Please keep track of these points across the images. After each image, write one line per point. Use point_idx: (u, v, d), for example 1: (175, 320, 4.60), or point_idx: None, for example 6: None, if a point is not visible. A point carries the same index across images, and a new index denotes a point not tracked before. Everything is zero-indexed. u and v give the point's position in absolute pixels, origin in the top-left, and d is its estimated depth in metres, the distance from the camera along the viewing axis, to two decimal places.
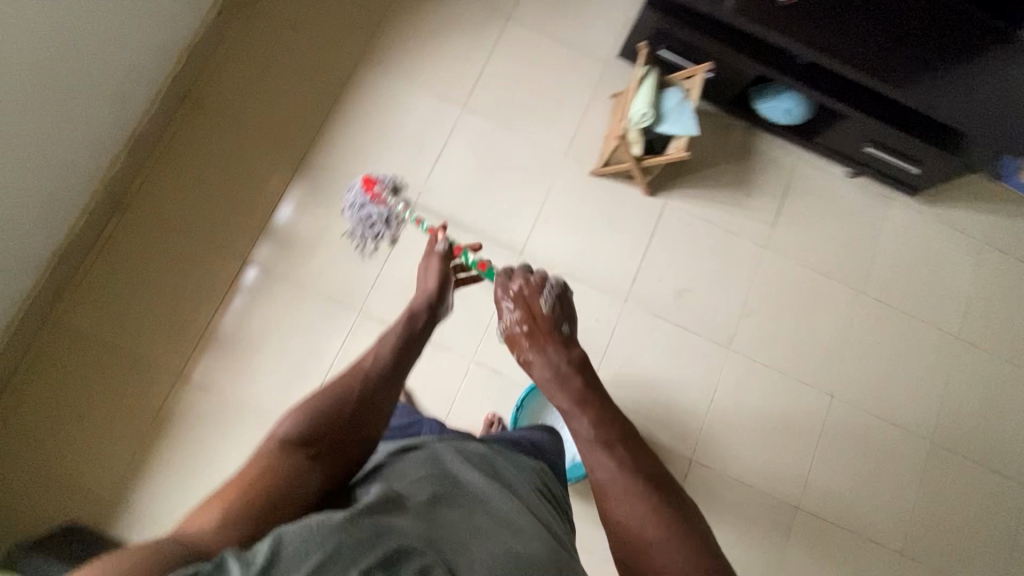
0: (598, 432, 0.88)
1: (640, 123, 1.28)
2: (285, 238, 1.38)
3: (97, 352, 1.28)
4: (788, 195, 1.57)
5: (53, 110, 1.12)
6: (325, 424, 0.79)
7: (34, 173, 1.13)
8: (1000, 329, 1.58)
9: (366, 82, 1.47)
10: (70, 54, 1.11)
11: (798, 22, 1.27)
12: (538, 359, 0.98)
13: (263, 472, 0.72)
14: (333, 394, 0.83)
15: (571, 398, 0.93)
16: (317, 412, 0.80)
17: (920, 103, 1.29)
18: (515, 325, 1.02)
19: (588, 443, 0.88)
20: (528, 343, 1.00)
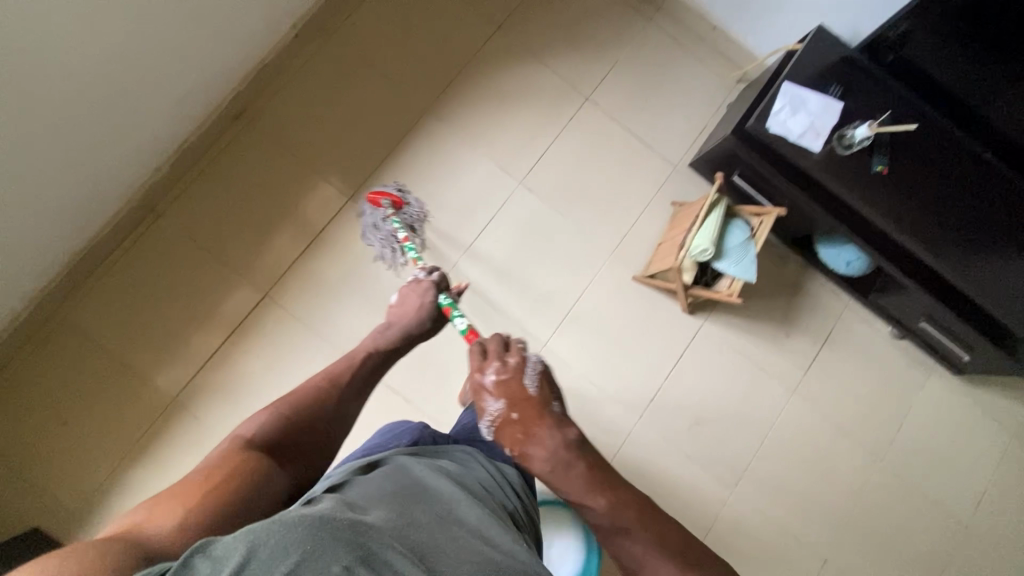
0: (620, 524, 0.69)
1: (698, 256, 1.22)
2: (311, 279, 1.34)
3: (95, 356, 1.24)
4: (827, 342, 1.51)
5: (100, 112, 1.08)
6: (302, 424, 0.82)
7: (69, 172, 1.09)
8: (1013, 530, 1.50)
9: (426, 133, 1.43)
10: (130, 61, 1.07)
11: (887, 191, 1.17)
12: (539, 457, 0.72)
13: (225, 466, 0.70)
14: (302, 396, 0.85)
15: (583, 488, 0.70)
16: (290, 412, 0.82)
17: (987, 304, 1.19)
18: (501, 429, 0.76)
19: (625, 538, 0.68)
20: (520, 434, 0.74)
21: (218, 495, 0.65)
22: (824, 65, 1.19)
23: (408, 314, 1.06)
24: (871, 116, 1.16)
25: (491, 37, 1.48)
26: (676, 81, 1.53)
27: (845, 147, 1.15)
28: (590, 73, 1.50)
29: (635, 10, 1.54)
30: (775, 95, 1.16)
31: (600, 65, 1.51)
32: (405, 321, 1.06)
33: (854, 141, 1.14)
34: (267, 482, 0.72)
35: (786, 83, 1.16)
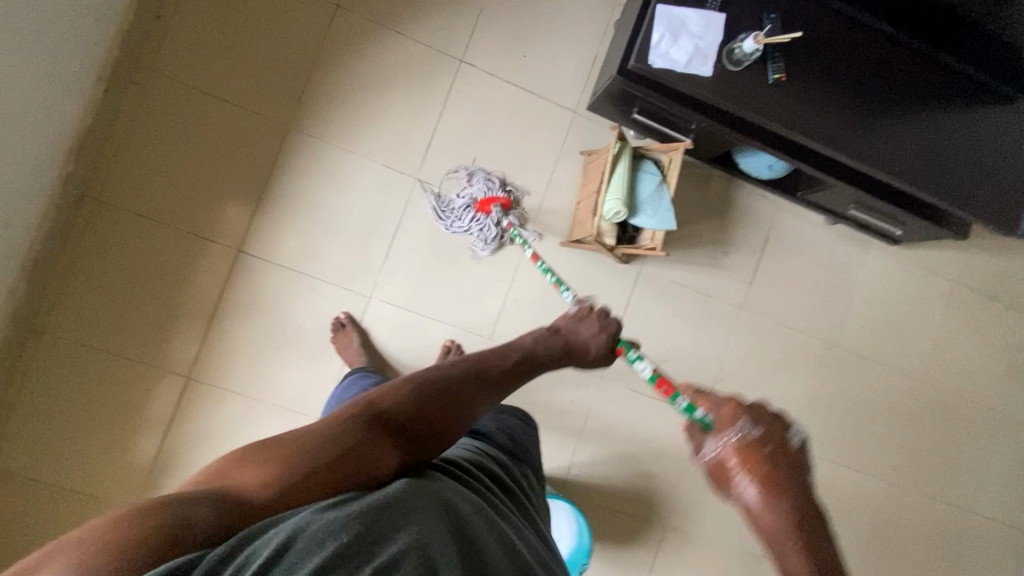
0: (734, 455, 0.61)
1: (613, 219, 1.16)
2: (230, 347, 1.26)
3: (40, 491, 1.19)
4: (766, 249, 1.49)
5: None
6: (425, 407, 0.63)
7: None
8: (961, 370, 1.60)
9: (298, 151, 1.28)
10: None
11: (788, 97, 1.09)
12: (745, 486, 0.58)
13: (329, 437, 0.56)
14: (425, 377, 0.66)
15: (733, 452, 0.61)
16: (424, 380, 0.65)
17: (902, 184, 1.13)
18: (710, 456, 0.64)
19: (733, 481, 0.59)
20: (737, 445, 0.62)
21: (312, 458, 0.54)
22: None
23: (588, 344, 0.93)
24: (757, 21, 1.06)
25: (334, 20, 1.29)
26: (552, 12, 1.37)
27: (736, 63, 1.05)
28: (456, 30, 1.34)
29: None
30: (652, 24, 1.03)
31: (464, 18, 1.34)
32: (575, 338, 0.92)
33: (744, 56, 1.03)
34: (374, 461, 0.56)
35: (660, 6, 1.04)
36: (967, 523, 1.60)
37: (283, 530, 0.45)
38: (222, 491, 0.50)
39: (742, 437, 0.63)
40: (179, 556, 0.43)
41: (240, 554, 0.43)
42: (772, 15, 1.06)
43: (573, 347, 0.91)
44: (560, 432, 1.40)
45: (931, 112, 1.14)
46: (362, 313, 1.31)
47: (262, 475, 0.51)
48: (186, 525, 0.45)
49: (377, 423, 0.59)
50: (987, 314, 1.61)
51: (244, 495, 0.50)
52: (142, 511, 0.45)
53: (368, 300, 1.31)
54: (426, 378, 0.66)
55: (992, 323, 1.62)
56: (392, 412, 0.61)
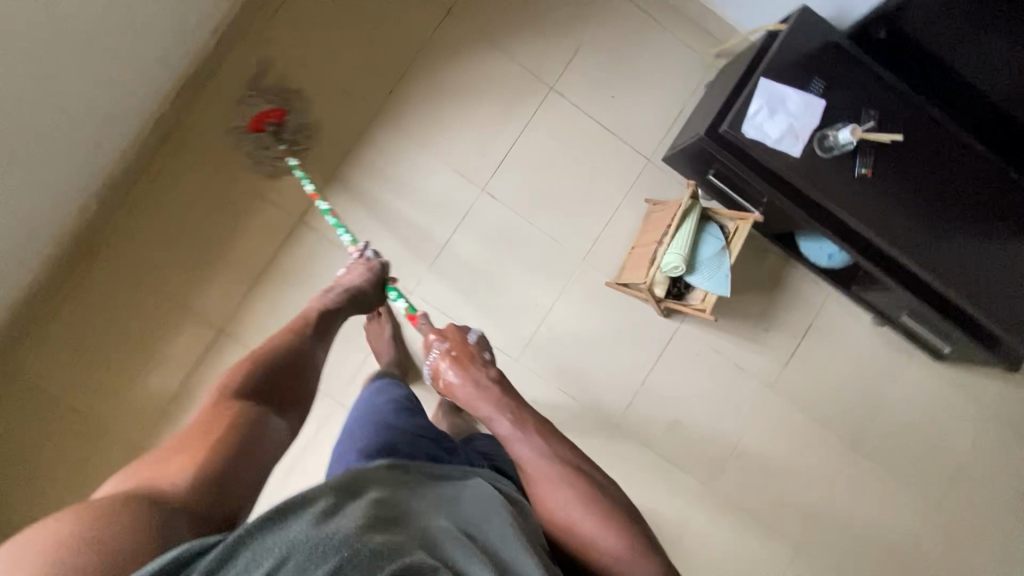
0: (517, 427, 0.84)
1: (670, 272, 1.16)
2: (266, 309, 1.28)
3: (53, 408, 1.21)
4: (807, 335, 1.47)
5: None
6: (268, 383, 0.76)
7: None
8: (982, 502, 1.54)
9: (376, 138, 1.31)
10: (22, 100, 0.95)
11: (870, 195, 1.09)
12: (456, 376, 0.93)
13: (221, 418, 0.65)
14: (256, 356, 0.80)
15: (511, 427, 0.85)
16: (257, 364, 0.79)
17: (965, 305, 1.12)
18: (450, 375, 0.93)
19: (520, 449, 0.82)
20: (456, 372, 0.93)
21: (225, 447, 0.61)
22: (807, 54, 1.07)
23: (350, 283, 1.06)
24: (854, 114, 1.07)
25: (440, 24, 1.33)
26: (647, 60, 1.40)
27: (827, 150, 1.05)
28: (551, 58, 1.37)
29: None
30: (752, 94, 1.05)
31: (562, 49, 1.38)
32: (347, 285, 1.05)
33: (836, 145, 1.04)
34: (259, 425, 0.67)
35: (764, 80, 1.05)
36: None
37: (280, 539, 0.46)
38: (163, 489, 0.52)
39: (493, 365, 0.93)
40: (174, 549, 0.45)
41: (244, 552, 0.45)
42: (870, 114, 1.07)
43: (349, 293, 1.03)
44: None
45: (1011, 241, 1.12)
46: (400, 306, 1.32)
47: (184, 463, 0.56)
48: (135, 513, 0.48)
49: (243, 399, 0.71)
50: (1021, 451, 1.56)
51: (167, 483, 0.53)
52: (88, 510, 0.46)
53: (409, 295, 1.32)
54: (267, 356, 0.81)
55: (1023, 462, 1.56)
56: (241, 390, 0.73)
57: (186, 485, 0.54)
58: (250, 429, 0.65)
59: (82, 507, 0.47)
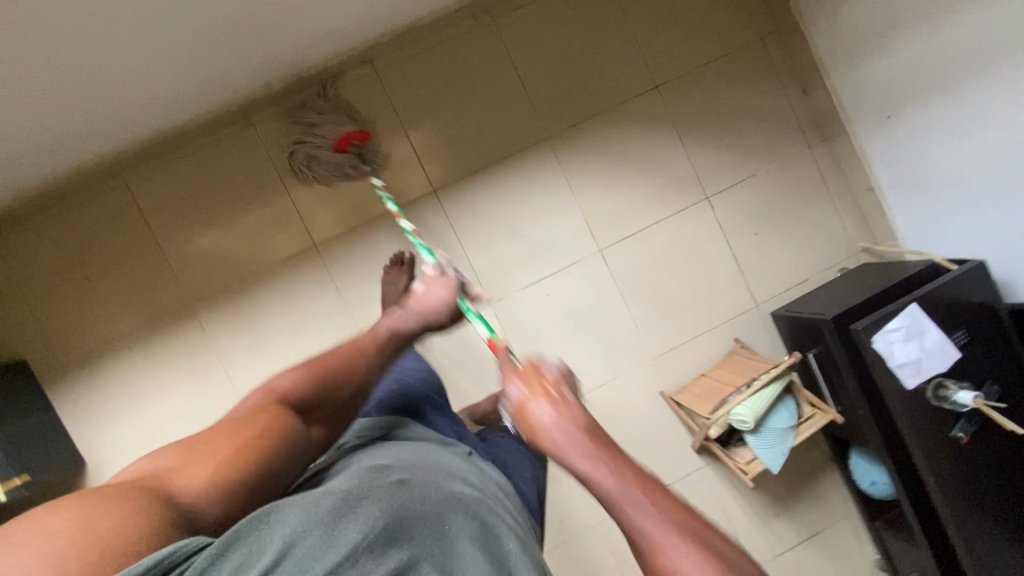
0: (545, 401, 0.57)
1: (735, 421, 1.16)
2: (361, 247, 1.30)
3: (138, 231, 1.26)
4: (811, 539, 1.44)
5: (239, 30, 1.03)
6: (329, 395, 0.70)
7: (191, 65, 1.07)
8: None
9: (535, 160, 1.35)
10: None
11: (957, 461, 1.07)
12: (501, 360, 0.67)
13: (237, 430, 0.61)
14: (309, 371, 0.70)
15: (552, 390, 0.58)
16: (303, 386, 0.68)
17: None
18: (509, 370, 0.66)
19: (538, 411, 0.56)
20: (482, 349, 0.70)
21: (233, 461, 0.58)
22: (961, 304, 1.08)
23: (432, 310, 0.88)
24: (980, 381, 1.06)
25: (643, 93, 1.38)
26: (803, 221, 1.42)
27: (938, 398, 1.05)
28: (722, 173, 1.40)
29: (799, 130, 1.41)
30: (896, 313, 1.06)
31: (735, 172, 1.40)
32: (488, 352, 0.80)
33: (950, 399, 1.04)
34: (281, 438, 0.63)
35: (915, 306, 1.06)
36: None
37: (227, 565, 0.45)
38: (176, 500, 0.53)
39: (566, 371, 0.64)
40: (170, 546, 0.46)
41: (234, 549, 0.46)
42: (992, 386, 1.06)
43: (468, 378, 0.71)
44: None
45: None
46: (473, 310, 1.34)
47: (203, 469, 0.56)
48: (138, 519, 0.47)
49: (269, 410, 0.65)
50: None
51: (181, 492, 0.54)
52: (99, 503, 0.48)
53: (487, 305, 1.34)
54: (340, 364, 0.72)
55: None
56: (281, 397, 0.67)
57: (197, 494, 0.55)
58: (270, 445, 0.62)
59: (92, 499, 0.48)
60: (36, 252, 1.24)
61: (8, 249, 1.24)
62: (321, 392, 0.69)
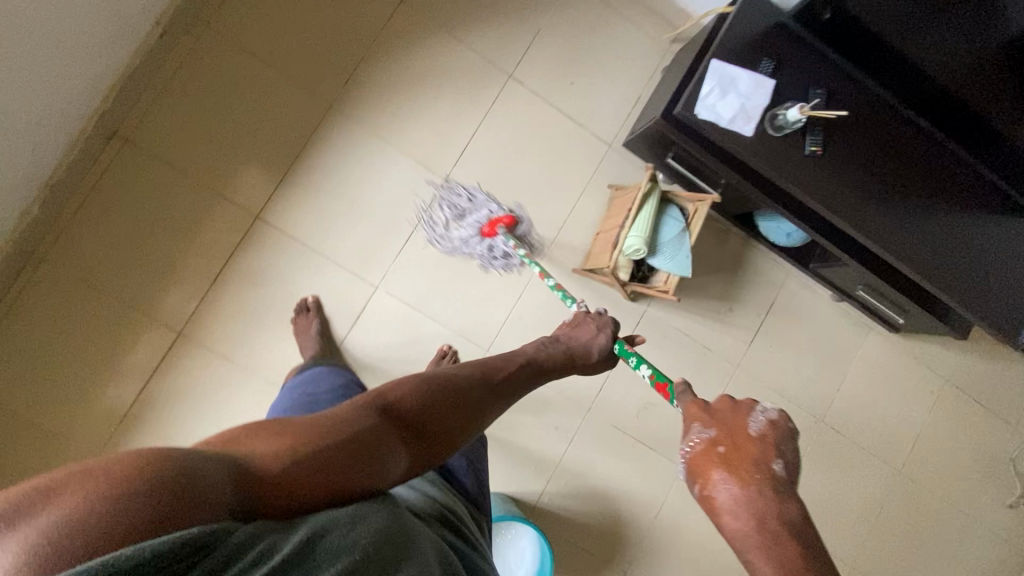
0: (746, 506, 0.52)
1: (632, 255, 1.17)
2: (229, 309, 1.24)
3: (2, 423, 1.16)
4: (770, 313, 1.51)
5: None
6: (450, 389, 0.70)
7: None
8: (936, 465, 1.63)
9: (333, 132, 1.29)
10: None
11: (825, 172, 1.12)
12: (726, 489, 0.54)
13: (342, 427, 0.56)
14: (426, 378, 0.69)
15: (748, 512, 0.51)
16: (443, 377, 0.71)
17: (915, 274, 1.16)
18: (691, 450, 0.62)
19: (722, 499, 0.54)
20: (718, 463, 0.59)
21: (322, 442, 0.53)
22: (757, 36, 1.11)
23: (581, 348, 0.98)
24: (802, 95, 1.11)
25: (393, 15, 1.32)
26: (605, 45, 1.40)
27: (778, 129, 1.09)
28: (509, 45, 1.37)
29: None
30: (703, 76, 1.08)
31: (520, 37, 1.37)
32: (573, 342, 0.99)
33: (786, 123, 1.08)
34: (374, 432, 0.58)
35: (715, 61, 1.08)
36: None
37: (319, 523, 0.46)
38: (235, 457, 0.48)
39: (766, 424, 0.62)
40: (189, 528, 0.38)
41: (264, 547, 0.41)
42: (817, 91, 1.11)
43: (571, 353, 0.96)
44: (540, 456, 1.39)
45: (957, 212, 1.16)
46: (365, 302, 1.29)
47: (280, 442, 0.51)
48: (187, 486, 0.40)
49: (391, 416, 0.61)
50: (967, 415, 1.64)
51: (255, 463, 0.48)
52: (143, 455, 0.40)
53: (375, 289, 1.30)
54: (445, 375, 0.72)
55: (971, 426, 1.64)
56: (400, 408, 0.63)
57: (274, 468, 0.49)
58: (369, 425, 0.58)
59: (139, 453, 0.40)
60: None
61: None
62: (459, 382, 0.72)
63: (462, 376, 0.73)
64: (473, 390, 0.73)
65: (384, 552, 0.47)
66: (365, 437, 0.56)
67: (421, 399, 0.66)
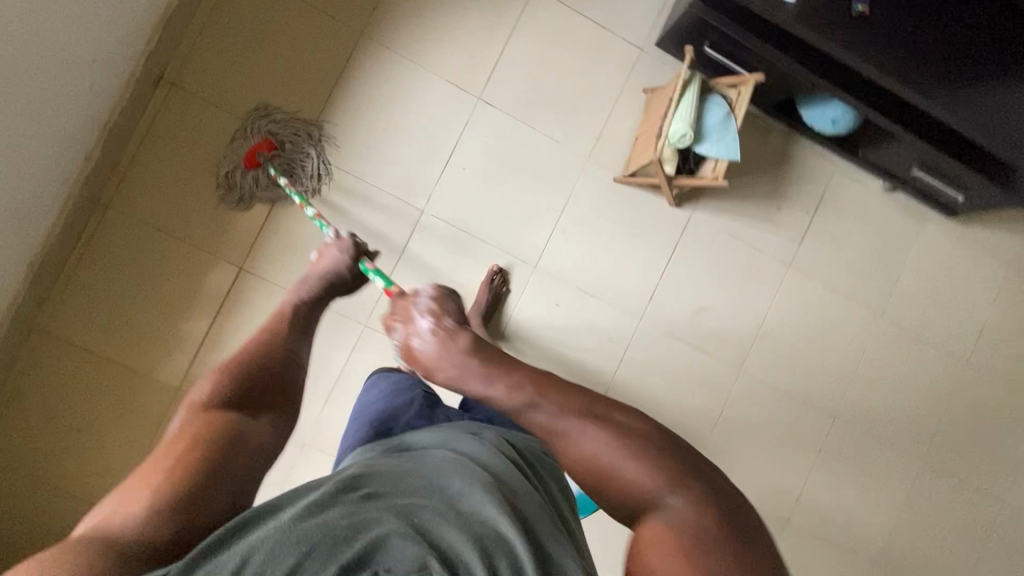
0: (641, 466, 0.59)
1: (678, 142, 1.16)
2: (283, 242, 1.27)
3: (89, 362, 1.23)
4: (819, 210, 1.47)
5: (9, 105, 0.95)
6: (255, 375, 0.75)
7: None
8: (1007, 355, 1.57)
9: (367, 60, 1.30)
10: None
11: (871, 32, 1.08)
12: (419, 339, 0.70)
13: (187, 439, 0.63)
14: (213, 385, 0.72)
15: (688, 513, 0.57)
16: (253, 364, 0.77)
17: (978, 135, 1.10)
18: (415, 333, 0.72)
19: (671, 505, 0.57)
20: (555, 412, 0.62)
21: (192, 470, 0.59)
22: None
23: (328, 266, 1.00)
24: None
25: None
26: None
27: None
28: None
29: None
30: None
31: None
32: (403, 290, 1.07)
33: None
34: (232, 440, 0.65)
35: None
36: (994, 508, 1.57)
37: (263, 529, 0.51)
38: (105, 531, 0.52)
39: (440, 296, 0.75)
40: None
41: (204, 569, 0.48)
42: None
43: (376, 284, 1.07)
44: (597, 368, 1.40)
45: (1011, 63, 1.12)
46: (412, 226, 1.31)
47: (141, 496, 0.55)
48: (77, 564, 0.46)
49: (224, 418, 0.68)
50: None
51: (122, 526, 0.52)
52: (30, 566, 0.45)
53: (421, 213, 1.31)
54: (249, 362, 0.77)
55: None
56: (215, 402, 0.69)
57: (141, 527, 0.52)
58: (225, 441, 0.64)
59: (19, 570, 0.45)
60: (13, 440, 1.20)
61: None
62: (256, 370, 0.76)
63: (262, 355, 0.79)
64: (274, 370, 0.78)
65: (320, 534, 0.50)
66: (217, 442, 0.63)
67: (236, 387, 0.73)
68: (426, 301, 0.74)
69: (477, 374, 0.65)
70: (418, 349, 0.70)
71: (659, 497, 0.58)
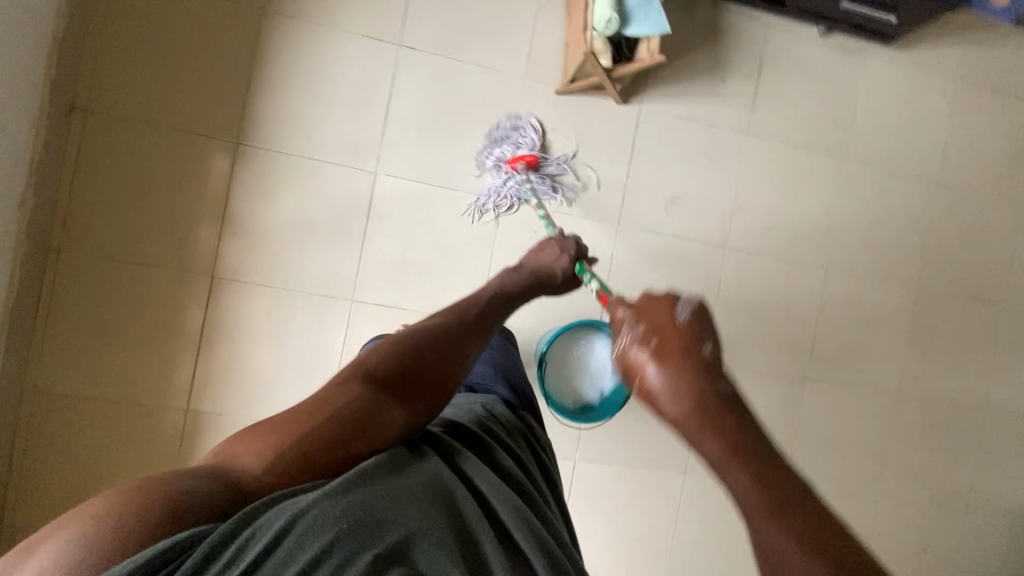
0: (699, 411, 0.47)
1: (606, 30, 1.14)
2: (247, 240, 1.25)
3: (94, 407, 1.22)
4: (763, 71, 1.47)
5: None
6: (431, 355, 0.71)
7: None
8: (973, 166, 1.61)
9: (277, 35, 1.25)
10: None
11: None
12: (657, 364, 0.51)
13: (326, 400, 0.62)
14: (387, 345, 0.71)
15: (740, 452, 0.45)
16: (410, 342, 0.71)
17: None
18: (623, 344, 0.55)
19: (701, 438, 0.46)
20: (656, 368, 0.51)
21: (321, 435, 0.59)
22: None
23: (545, 262, 1.01)
24: None
25: None
26: None
27: None
28: None
29: None
30: None
31: None
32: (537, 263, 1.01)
33: None
34: (355, 411, 0.62)
35: None
36: (993, 313, 1.64)
37: (310, 495, 0.50)
38: (224, 469, 0.55)
39: (676, 301, 0.57)
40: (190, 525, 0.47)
41: (250, 524, 0.46)
42: None
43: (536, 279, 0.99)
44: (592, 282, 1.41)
45: None
46: (370, 190, 1.29)
47: (259, 447, 0.57)
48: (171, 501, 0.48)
49: (371, 383, 0.66)
50: (987, 106, 1.62)
51: (242, 474, 0.55)
52: (135, 497, 0.48)
53: (375, 175, 1.29)
54: (423, 340, 0.72)
55: (993, 116, 1.62)
56: (379, 371, 0.67)
57: (257, 472, 0.55)
58: (349, 407, 0.62)
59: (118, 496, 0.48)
60: (46, 503, 1.20)
61: (31, 523, 1.20)
62: (423, 339, 0.72)
63: (442, 339, 0.74)
64: (448, 359, 0.73)
65: (368, 514, 0.49)
66: (345, 417, 0.61)
67: (405, 365, 0.69)
68: (687, 323, 0.55)
69: (719, 423, 0.46)
70: (655, 389, 0.51)
71: (723, 462, 0.45)
